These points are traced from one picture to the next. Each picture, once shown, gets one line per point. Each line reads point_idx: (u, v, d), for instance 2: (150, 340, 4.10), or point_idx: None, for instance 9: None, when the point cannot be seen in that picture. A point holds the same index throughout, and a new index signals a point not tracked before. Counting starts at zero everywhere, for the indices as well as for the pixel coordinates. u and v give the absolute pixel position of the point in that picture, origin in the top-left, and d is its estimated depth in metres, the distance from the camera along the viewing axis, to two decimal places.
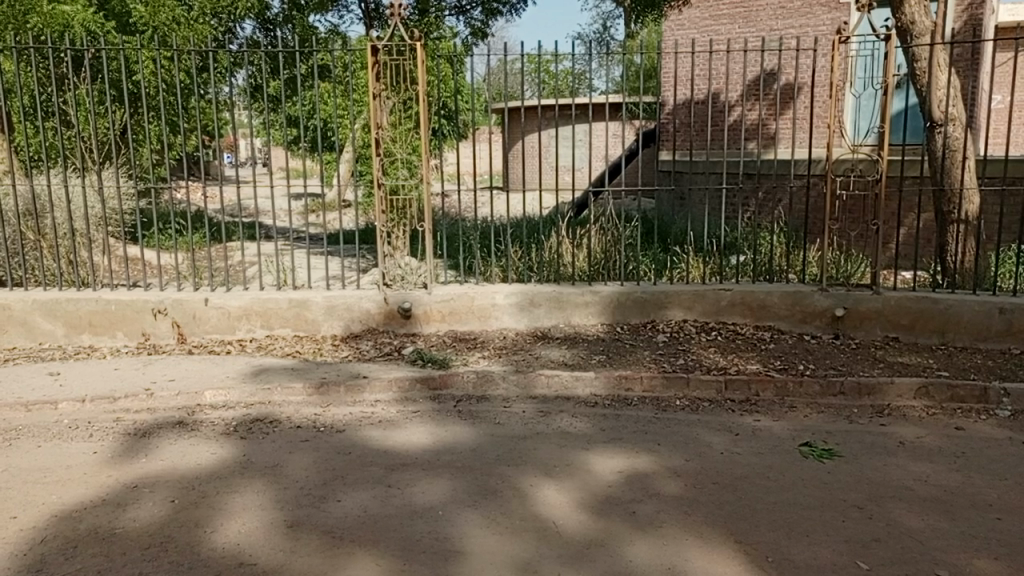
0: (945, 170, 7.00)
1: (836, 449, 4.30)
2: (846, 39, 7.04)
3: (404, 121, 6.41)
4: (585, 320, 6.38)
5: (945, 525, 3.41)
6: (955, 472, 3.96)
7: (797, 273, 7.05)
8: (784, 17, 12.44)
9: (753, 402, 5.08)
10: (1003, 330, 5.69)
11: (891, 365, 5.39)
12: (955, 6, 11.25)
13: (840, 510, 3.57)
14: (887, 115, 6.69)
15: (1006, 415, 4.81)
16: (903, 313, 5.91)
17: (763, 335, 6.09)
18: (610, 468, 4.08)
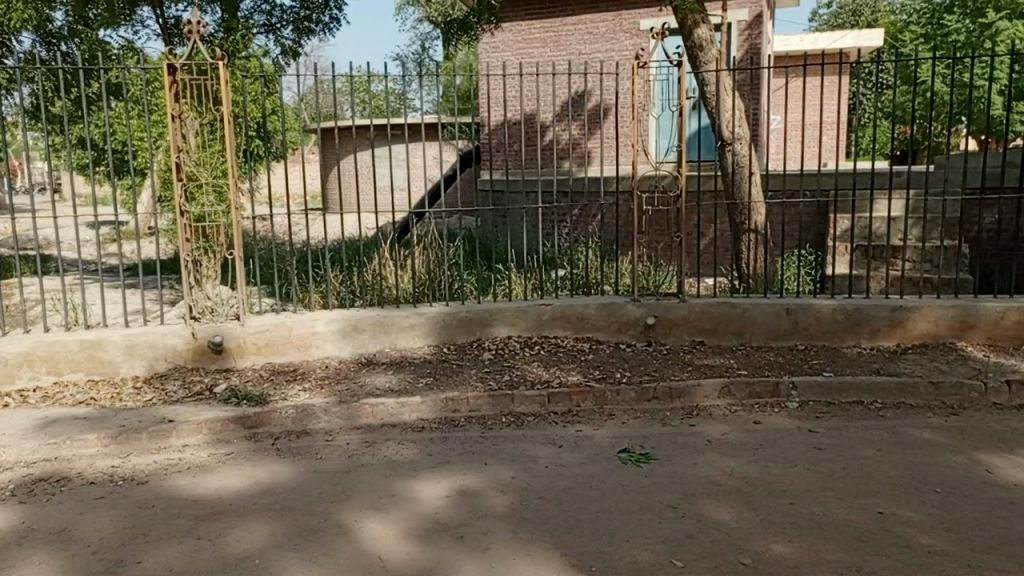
0: (734, 185, 7.67)
1: (652, 453, 4.50)
2: (645, 64, 7.46)
3: (211, 144, 6.05)
4: (411, 343, 6.31)
5: (748, 514, 3.66)
6: (754, 464, 4.28)
7: (611, 285, 7.40)
8: (591, 42, 13.12)
9: (576, 413, 5.23)
10: (790, 328, 6.26)
11: (698, 368, 5.76)
12: (738, 35, 12.37)
13: (655, 512, 3.73)
14: (683, 135, 7.20)
15: (796, 406, 5.25)
16: (706, 318, 6.35)
17: (583, 347, 6.32)
18: (438, 492, 4.03)
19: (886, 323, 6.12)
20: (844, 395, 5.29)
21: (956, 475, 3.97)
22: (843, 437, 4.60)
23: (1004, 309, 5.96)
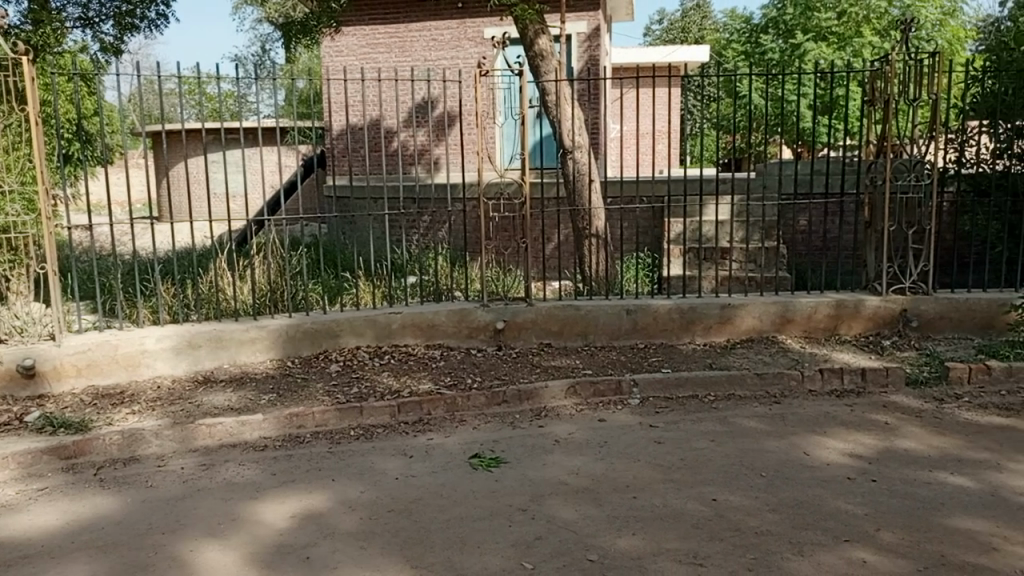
0: (576, 192, 7.93)
1: (503, 457, 4.54)
2: (487, 72, 7.51)
3: (17, 148, 5.45)
4: (253, 358, 6.01)
5: (594, 511, 3.77)
6: (599, 461, 4.42)
7: (461, 291, 7.42)
8: (436, 49, 13.12)
9: (427, 421, 5.18)
10: (631, 328, 6.53)
11: (546, 370, 5.89)
12: (578, 48, 12.82)
13: (506, 515, 3.76)
14: (526, 143, 7.33)
15: (638, 402, 5.47)
16: (553, 320, 6.49)
17: (433, 354, 6.29)
18: (283, 513, 3.85)
19: (716, 320, 6.53)
20: (680, 390, 5.55)
21: (779, 458, 4.29)
22: (680, 430, 4.85)
23: (816, 304, 6.53)
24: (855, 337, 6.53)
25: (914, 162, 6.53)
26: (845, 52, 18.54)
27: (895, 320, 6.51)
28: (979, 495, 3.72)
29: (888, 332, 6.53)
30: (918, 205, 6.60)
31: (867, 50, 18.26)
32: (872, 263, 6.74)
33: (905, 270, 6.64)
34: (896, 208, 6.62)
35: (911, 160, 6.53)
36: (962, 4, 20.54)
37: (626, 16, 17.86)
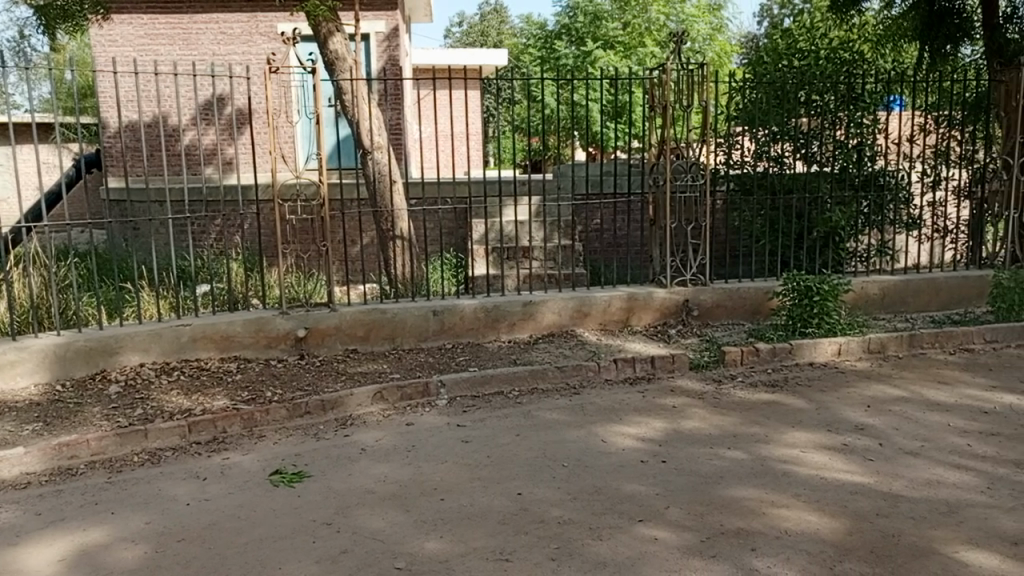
0: (377, 193, 7.82)
1: (306, 470, 4.35)
2: (276, 69, 7.00)
3: None
4: (12, 383, 5.38)
5: (402, 517, 3.71)
6: (407, 466, 4.36)
7: (258, 300, 7.08)
8: (226, 43, 12.37)
9: (222, 440, 4.85)
10: (438, 329, 6.53)
11: (351, 377, 5.73)
12: (378, 47, 12.65)
13: (309, 531, 3.60)
14: (322, 143, 7.04)
15: (446, 402, 5.46)
16: (357, 326, 6.34)
17: (229, 367, 5.91)
18: (49, 557, 3.42)
19: (519, 317, 6.70)
20: (486, 387, 5.61)
21: (579, 448, 4.48)
22: (487, 428, 4.91)
23: (610, 298, 6.91)
24: (645, 327, 7.00)
25: (690, 164, 7.12)
26: (631, 60, 19.92)
27: (679, 310, 7.05)
28: (751, 466, 4.12)
29: (673, 321, 7.05)
30: (695, 204, 7.19)
31: (650, 59, 19.77)
32: (657, 258, 7.24)
33: (686, 263, 7.22)
34: (677, 206, 7.15)
35: (688, 163, 7.12)
36: (728, 22, 22.83)
37: (426, 17, 17.94)
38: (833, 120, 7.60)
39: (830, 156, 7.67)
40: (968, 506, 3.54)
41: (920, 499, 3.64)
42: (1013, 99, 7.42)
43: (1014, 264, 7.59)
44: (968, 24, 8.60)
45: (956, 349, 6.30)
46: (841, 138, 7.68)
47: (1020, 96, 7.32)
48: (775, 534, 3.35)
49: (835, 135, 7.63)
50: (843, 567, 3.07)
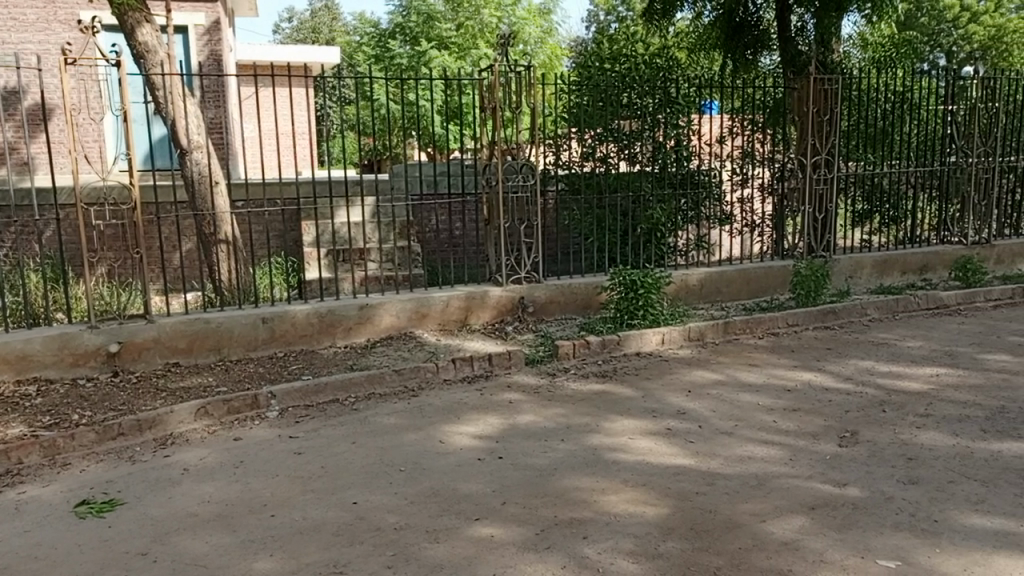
0: (198, 195, 7.35)
1: (119, 498, 4.00)
2: (74, 60, 6.30)
3: None
4: None
5: (228, 539, 3.50)
6: (234, 484, 4.12)
7: (63, 315, 6.55)
8: (17, 30, 11.15)
9: (18, 472, 4.37)
10: (269, 338, 6.23)
11: (173, 393, 5.35)
12: (197, 41, 11.91)
13: (121, 564, 3.31)
14: (131, 143, 6.38)
15: (276, 414, 5.20)
16: (178, 337, 5.92)
17: (29, 391, 5.37)
18: None
19: (355, 321, 6.54)
20: (321, 395, 5.42)
21: (416, 451, 4.44)
22: (321, 437, 4.75)
23: (447, 298, 6.91)
24: (483, 325, 7.07)
25: (521, 165, 7.26)
26: (466, 61, 20.04)
27: (515, 307, 7.18)
28: (583, 456, 4.26)
29: (510, 318, 7.18)
30: (527, 203, 7.34)
31: (483, 60, 19.99)
32: (492, 257, 7.33)
33: (520, 261, 7.36)
34: (509, 205, 7.28)
35: (518, 163, 7.27)
36: (558, 26, 23.51)
37: (250, 11, 17.13)
38: (652, 122, 7.99)
39: (649, 157, 8.08)
40: (774, 478, 3.86)
41: (734, 475, 3.92)
42: (806, 105, 8.18)
43: (811, 255, 8.38)
44: (764, 36, 9.48)
45: (763, 334, 6.87)
46: (660, 139, 8.08)
47: (811, 102, 8.11)
48: (605, 520, 3.49)
49: (654, 137, 8.03)
50: (666, 546, 3.24)
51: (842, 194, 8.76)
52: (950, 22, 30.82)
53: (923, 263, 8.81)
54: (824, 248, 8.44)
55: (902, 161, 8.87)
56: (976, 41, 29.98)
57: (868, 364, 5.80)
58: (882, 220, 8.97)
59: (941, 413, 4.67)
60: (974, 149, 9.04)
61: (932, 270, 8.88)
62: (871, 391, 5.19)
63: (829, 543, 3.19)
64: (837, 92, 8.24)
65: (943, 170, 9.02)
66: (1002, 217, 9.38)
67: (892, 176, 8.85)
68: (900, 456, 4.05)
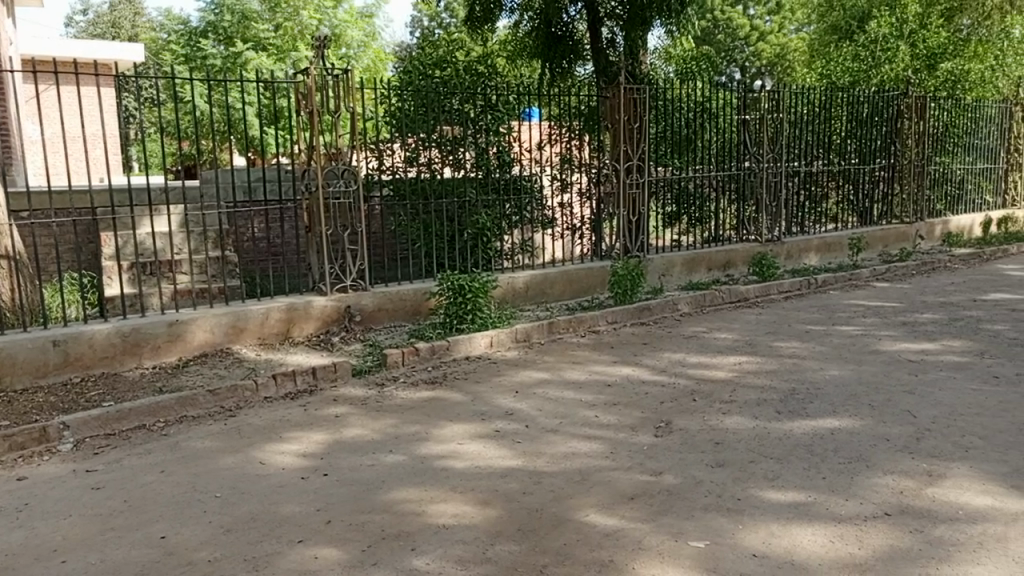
0: None
1: None
2: None
3: None
4: None
5: None
6: (17, 530, 3.65)
7: None
8: None
9: None
10: (61, 362, 5.62)
11: None
12: None
13: None
14: None
15: (70, 448, 4.69)
16: None
17: None
18: None
19: (164, 339, 6.06)
20: (124, 422, 4.96)
21: (233, 475, 4.17)
22: (123, 469, 4.34)
23: (267, 310, 6.58)
24: (307, 337, 6.79)
25: (342, 170, 7.06)
26: (285, 62, 19.29)
27: (340, 317, 6.97)
28: (412, 466, 4.20)
29: (336, 328, 6.95)
30: (350, 209, 7.15)
31: (304, 63, 19.34)
32: (316, 266, 7.07)
33: (345, 269, 7.15)
34: (331, 212, 7.06)
35: (340, 168, 7.06)
36: (381, 30, 23.26)
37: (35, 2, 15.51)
38: (475, 128, 8.03)
39: (473, 163, 8.09)
40: (596, 472, 4.01)
41: (559, 472, 4.02)
42: (617, 113, 8.70)
43: (627, 255, 8.86)
44: (579, 46, 9.87)
45: (586, 333, 7.13)
46: (484, 145, 8.12)
47: (621, 110, 8.61)
48: (433, 530, 3.44)
49: (478, 142, 8.05)
50: (494, 549, 3.25)
51: (654, 198, 9.32)
52: (743, 39, 33.79)
53: (725, 260, 9.57)
54: (639, 248, 8.97)
55: (704, 166, 9.56)
56: (765, 57, 33.13)
57: (680, 357, 6.18)
58: (689, 221, 9.61)
59: (743, 399, 5.07)
60: (764, 156, 9.94)
61: (733, 266, 9.68)
62: (683, 381, 5.54)
63: (647, 529, 3.35)
64: (645, 101, 8.79)
65: (740, 174, 9.83)
66: (790, 217, 10.39)
67: (696, 180, 9.52)
68: (708, 441, 4.34)
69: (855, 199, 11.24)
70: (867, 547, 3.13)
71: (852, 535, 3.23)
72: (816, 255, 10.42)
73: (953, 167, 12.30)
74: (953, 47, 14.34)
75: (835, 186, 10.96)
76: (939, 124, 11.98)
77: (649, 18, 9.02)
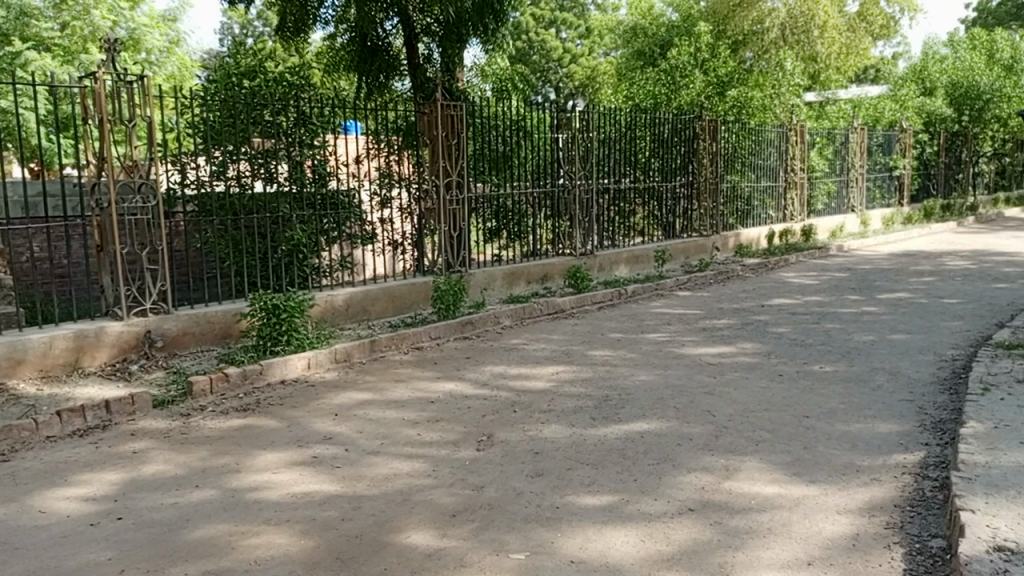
0: None
1: None
2: None
3: None
4: None
5: None
6: None
7: None
8: None
9: None
10: None
11: None
12: None
13: None
14: None
15: None
16: None
17: None
18: None
19: None
20: None
21: (6, 528, 3.67)
22: None
23: (50, 339, 5.90)
24: (100, 367, 6.16)
25: (139, 184, 6.51)
26: (73, 65, 17.46)
27: (139, 343, 6.40)
28: (220, 501, 3.91)
29: (135, 356, 6.38)
30: (149, 226, 6.60)
31: (96, 66, 17.59)
32: (109, 288, 6.45)
33: (144, 291, 6.57)
34: (126, 229, 6.47)
35: (135, 182, 6.50)
36: (185, 36, 21.78)
37: None
38: (287, 140, 7.68)
39: (287, 177, 7.73)
40: (417, 491, 3.95)
41: (379, 495, 3.92)
42: (435, 129, 8.72)
43: (449, 270, 8.91)
44: (395, 62, 9.82)
45: (409, 349, 7.06)
46: (299, 159, 7.78)
47: (439, 126, 8.66)
48: (243, 568, 3.22)
49: (292, 156, 7.69)
50: None
51: (474, 214, 9.45)
52: (557, 61, 35.23)
53: (543, 273, 9.89)
54: (460, 263, 9.05)
55: (521, 182, 9.82)
56: (577, 79, 34.82)
57: (501, 369, 6.28)
58: (509, 235, 9.81)
59: (561, 407, 5.24)
60: (577, 173, 10.39)
61: (551, 279, 10.02)
62: (504, 393, 5.63)
63: (468, 546, 3.33)
64: (462, 118, 8.91)
65: (555, 190, 10.22)
66: (602, 231, 10.94)
67: (514, 196, 9.76)
68: (528, 451, 4.43)
69: (659, 214, 12.04)
70: (673, 542, 3.31)
71: (659, 533, 3.40)
72: (626, 267, 11.04)
73: (741, 184, 13.54)
74: (738, 76, 15.80)
75: (642, 202, 11.68)
76: (728, 145, 13.15)
77: (463, 35, 9.12)
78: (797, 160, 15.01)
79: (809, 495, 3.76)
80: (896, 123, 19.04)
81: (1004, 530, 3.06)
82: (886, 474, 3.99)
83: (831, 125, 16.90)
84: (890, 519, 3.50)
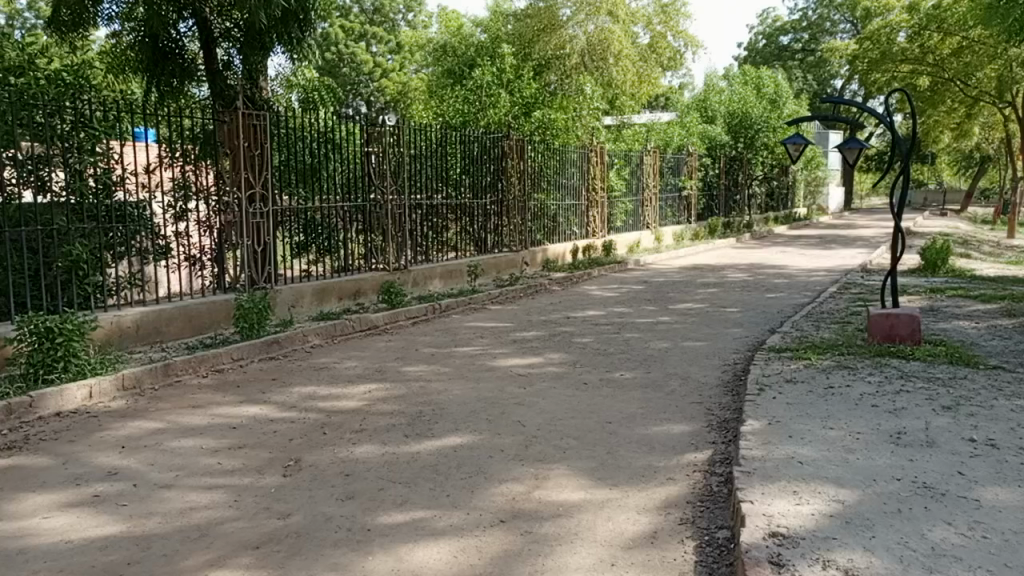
0: None
1: None
2: None
3: None
4: None
5: None
6: None
7: None
8: None
9: None
10: None
11: None
12: None
13: None
14: None
15: None
16: None
17: None
18: None
19: None
20: None
21: None
22: None
23: None
24: None
25: None
26: None
27: None
28: None
29: None
30: None
31: None
32: None
33: None
34: None
35: None
36: None
37: None
38: (64, 145, 6.90)
39: (63, 187, 6.94)
40: (216, 525, 3.68)
41: (172, 533, 3.59)
42: (236, 139, 8.31)
43: (252, 287, 8.44)
44: (190, 66, 9.23)
45: (208, 372, 6.59)
46: (80, 168, 7.02)
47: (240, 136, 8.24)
48: None
49: (71, 164, 6.92)
50: None
51: (280, 228, 9.06)
52: (367, 75, 35.07)
53: (355, 288, 9.67)
54: (265, 279, 8.62)
55: (330, 197, 9.55)
56: (388, 93, 34.71)
57: (310, 390, 6.04)
58: (319, 250, 9.51)
59: (373, 426, 5.12)
60: (388, 188, 10.29)
61: (363, 295, 9.82)
62: (313, 415, 5.41)
63: None
64: (266, 128, 8.53)
65: (366, 205, 10.05)
66: (414, 246, 10.91)
67: (323, 210, 9.47)
68: (338, 474, 4.28)
69: (471, 230, 12.24)
70: (485, 555, 3.33)
71: (472, 547, 3.41)
72: (439, 282, 11.09)
73: (547, 202, 14.11)
74: (543, 97, 16.52)
75: (454, 218, 11.81)
76: (536, 164, 13.68)
77: (266, 43, 8.74)
78: (598, 180, 15.92)
79: (613, 497, 3.95)
80: (683, 148, 20.81)
81: (776, 517, 3.39)
82: (680, 473, 4.29)
83: (628, 148, 18.14)
84: (683, 515, 3.76)
